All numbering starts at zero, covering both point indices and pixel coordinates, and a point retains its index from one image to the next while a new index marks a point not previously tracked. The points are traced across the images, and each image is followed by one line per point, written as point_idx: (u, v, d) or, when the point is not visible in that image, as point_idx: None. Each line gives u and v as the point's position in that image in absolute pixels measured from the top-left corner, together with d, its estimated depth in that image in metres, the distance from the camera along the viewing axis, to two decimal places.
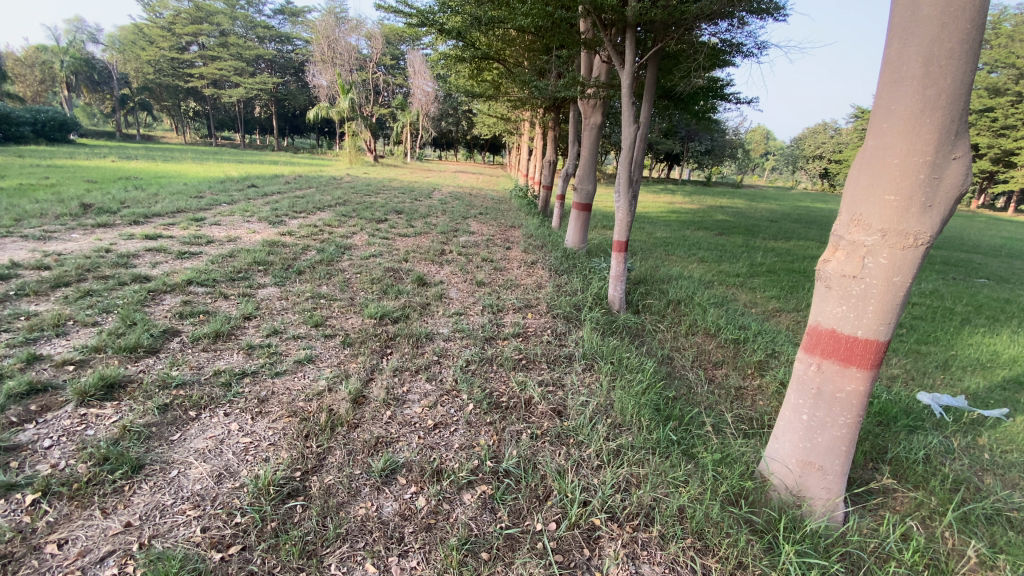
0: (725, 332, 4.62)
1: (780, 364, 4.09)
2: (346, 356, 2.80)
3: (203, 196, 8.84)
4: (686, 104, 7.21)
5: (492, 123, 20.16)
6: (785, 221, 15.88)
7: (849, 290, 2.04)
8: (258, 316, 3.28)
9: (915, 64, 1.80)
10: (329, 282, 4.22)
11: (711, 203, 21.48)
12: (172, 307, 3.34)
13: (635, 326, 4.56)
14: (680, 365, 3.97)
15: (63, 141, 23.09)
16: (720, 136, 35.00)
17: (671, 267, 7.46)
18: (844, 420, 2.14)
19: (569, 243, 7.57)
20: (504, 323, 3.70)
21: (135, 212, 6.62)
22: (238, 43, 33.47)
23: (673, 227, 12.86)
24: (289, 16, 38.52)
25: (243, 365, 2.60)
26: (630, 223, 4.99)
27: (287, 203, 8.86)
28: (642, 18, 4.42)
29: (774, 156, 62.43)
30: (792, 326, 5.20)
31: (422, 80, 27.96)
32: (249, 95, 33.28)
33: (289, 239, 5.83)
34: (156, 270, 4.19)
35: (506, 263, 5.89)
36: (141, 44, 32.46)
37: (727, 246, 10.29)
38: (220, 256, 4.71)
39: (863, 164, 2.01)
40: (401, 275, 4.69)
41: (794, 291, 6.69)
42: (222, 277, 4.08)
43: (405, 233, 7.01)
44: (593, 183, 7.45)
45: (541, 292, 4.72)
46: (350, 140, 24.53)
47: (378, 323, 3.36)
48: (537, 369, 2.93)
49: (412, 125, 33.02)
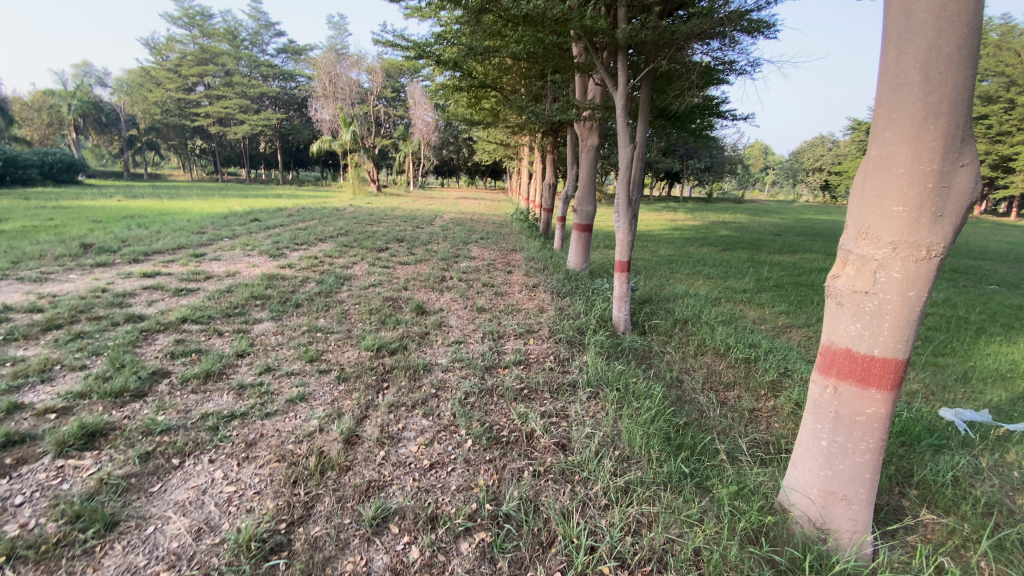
0: (735, 351, 4.48)
1: (793, 383, 3.92)
2: (341, 393, 2.69)
3: (205, 232, 8.90)
4: (682, 123, 7.20)
5: (492, 150, 20.40)
6: (788, 235, 15.78)
7: (862, 307, 1.93)
8: (252, 353, 3.20)
9: (913, 71, 1.73)
10: (326, 314, 4.14)
11: (713, 219, 21.50)
12: (164, 348, 3.27)
13: (641, 348, 4.43)
14: (689, 388, 3.83)
15: (72, 182, 23.58)
16: (718, 153, 35.29)
17: (675, 285, 7.35)
18: (866, 446, 2.01)
19: (571, 265, 7.49)
20: (505, 350, 3.60)
21: (136, 250, 6.64)
22: (243, 82, 34.39)
23: (676, 244, 12.79)
24: (292, 55, 39.64)
25: (233, 406, 2.50)
26: (631, 243, 4.91)
27: (288, 235, 8.89)
28: (632, 40, 4.42)
29: (774, 170, 62.74)
30: (804, 343, 5.04)
31: (422, 111, 28.51)
32: (253, 131, 34.10)
33: (289, 272, 5.79)
34: (150, 309, 4.14)
35: (508, 287, 5.81)
36: (149, 87, 33.43)
37: (732, 261, 10.18)
38: (217, 292, 4.66)
39: (866, 175, 1.92)
40: (400, 304, 4.61)
41: (802, 305, 6.55)
42: (217, 313, 4.02)
43: (406, 261, 6.97)
44: (593, 204, 7.41)
45: (543, 316, 4.62)
46: (353, 171, 24.91)
47: (375, 355, 3.25)
48: (540, 399, 2.81)
49: (413, 154, 33.55)
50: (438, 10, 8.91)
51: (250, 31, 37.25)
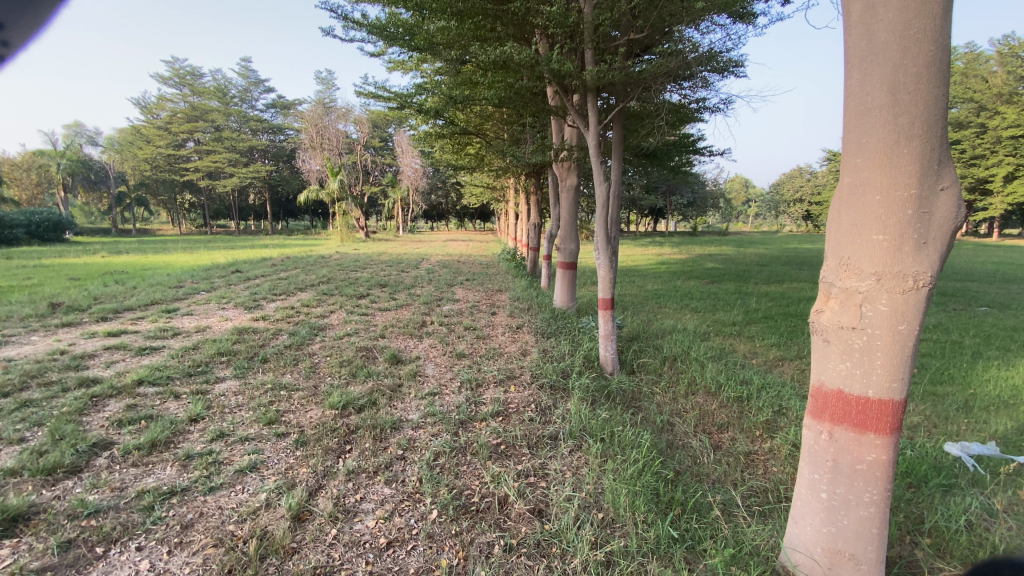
0: (726, 389, 4.29)
1: (789, 422, 3.72)
2: (297, 461, 2.46)
3: (182, 286, 8.69)
4: (660, 160, 7.27)
5: (478, 194, 20.66)
6: (774, 265, 15.88)
7: (850, 343, 1.78)
8: (207, 417, 2.95)
9: (880, 94, 1.66)
10: (294, 370, 3.91)
11: (700, 252, 21.67)
12: (112, 414, 3.02)
13: (629, 390, 4.24)
14: (681, 433, 3.61)
15: (57, 240, 23.38)
16: (701, 188, 36.10)
17: (663, 321, 7.21)
18: (870, 497, 1.82)
19: (557, 304, 7.34)
20: (483, 400, 3.39)
21: (105, 308, 6.41)
22: (232, 137, 35.04)
23: (664, 278, 12.76)
24: (281, 109, 40.62)
25: (175, 481, 2.25)
26: (613, 280, 4.81)
27: (268, 286, 8.72)
28: (601, 80, 4.45)
29: (756, 202, 64.25)
30: (797, 377, 4.86)
31: (409, 158, 29.04)
32: (242, 183, 34.42)
33: (262, 324, 5.59)
34: (108, 371, 3.89)
35: (490, 329, 5.63)
36: (139, 144, 33.90)
37: (720, 294, 10.11)
38: (182, 350, 4.43)
39: (842, 202, 1.82)
40: (375, 354, 4.40)
41: (793, 337, 6.41)
42: (178, 373, 3.78)
43: (386, 307, 6.79)
44: (576, 242, 7.36)
45: (525, 359, 4.42)
46: (341, 219, 25.05)
47: (340, 415, 3.03)
48: (517, 456, 2.59)
49: (401, 199, 33.95)
50: (419, 63, 9.18)
51: (239, 88, 38.33)
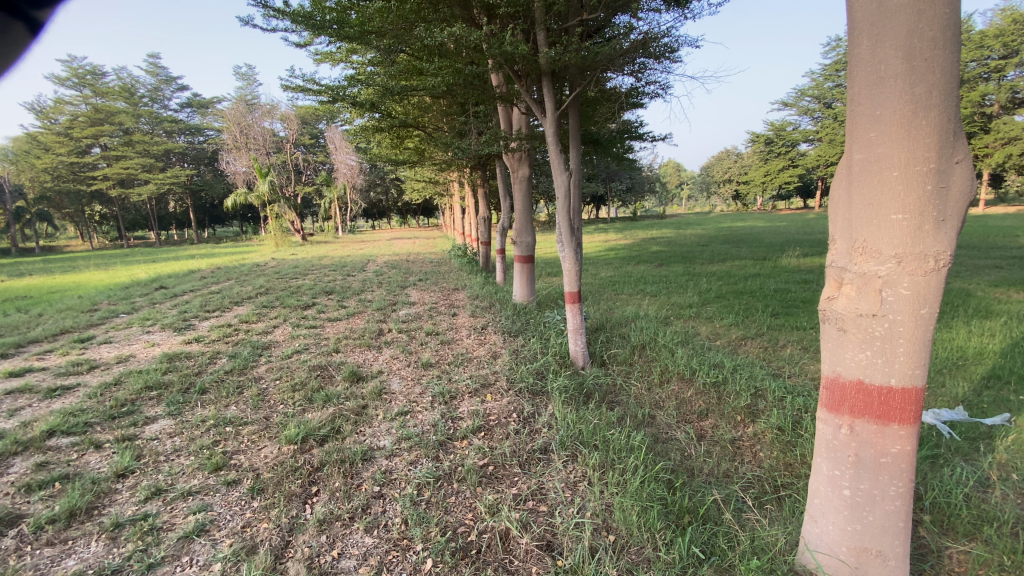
0: (702, 374, 4.22)
1: (768, 404, 3.69)
2: (255, 514, 2.10)
3: (98, 309, 7.70)
4: (606, 147, 7.22)
5: (421, 189, 20.08)
6: (714, 244, 16.49)
7: (870, 331, 1.66)
8: (139, 470, 2.49)
9: (895, 61, 1.53)
10: (240, 401, 3.45)
11: (643, 236, 22.24)
12: (17, 478, 2.43)
13: (606, 384, 4.10)
14: (664, 425, 3.49)
15: None
16: (638, 173, 37.07)
17: (624, 308, 7.16)
18: (896, 491, 1.71)
19: (517, 299, 7.11)
20: (459, 414, 3.10)
21: (3, 342, 5.50)
22: (144, 140, 32.11)
23: (614, 264, 12.86)
24: (198, 108, 37.69)
25: (102, 561, 1.81)
26: (578, 272, 4.62)
27: (200, 302, 7.92)
28: (556, 64, 4.21)
29: (688, 185, 67.12)
30: (763, 355, 4.91)
31: (344, 155, 27.75)
32: (160, 190, 31.71)
33: (196, 348, 4.98)
34: (9, 420, 3.24)
35: (454, 332, 5.33)
36: (35, 153, 30.37)
37: (671, 276, 10.27)
38: (103, 387, 3.81)
39: (852, 180, 1.69)
40: (331, 372, 4.00)
41: (749, 315, 6.54)
42: (97, 417, 3.19)
43: (336, 317, 6.31)
44: (532, 235, 7.16)
45: (497, 363, 4.16)
46: (274, 222, 23.61)
47: (300, 450, 2.66)
48: (510, 478, 2.35)
49: (339, 199, 32.58)
50: (349, 55, 8.64)
51: (148, 88, 35.22)
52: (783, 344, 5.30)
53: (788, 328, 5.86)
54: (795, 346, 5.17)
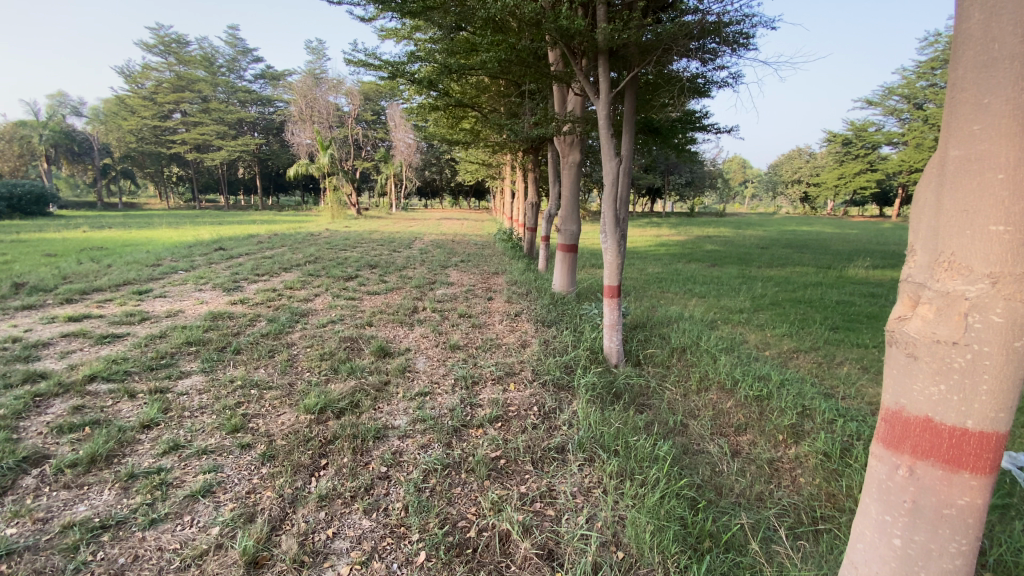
0: (744, 386, 3.93)
1: (815, 426, 3.38)
2: (261, 481, 2.09)
3: (161, 265, 8.16)
4: (664, 137, 6.86)
5: (474, 170, 20.04)
6: (775, 247, 15.56)
7: (947, 361, 1.41)
8: (163, 423, 2.55)
9: (1014, 38, 1.26)
10: (269, 364, 3.51)
11: (698, 234, 21.32)
12: (54, 419, 2.55)
13: (638, 386, 3.89)
14: (696, 436, 3.27)
15: (41, 214, 22.79)
16: (700, 168, 35.48)
17: (668, 307, 6.84)
18: (957, 548, 1.46)
19: (557, 288, 6.95)
20: (479, 401, 3.01)
21: (72, 288, 5.91)
22: (220, 108, 33.84)
23: (664, 261, 12.37)
24: (270, 80, 39.16)
25: (110, 510, 1.84)
26: (620, 265, 4.39)
27: (252, 266, 8.24)
28: (615, 41, 3.96)
29: (752, 183, 63.85)
30: (815, 371, 4.53)
31: (402, 133, 28.14)
32: (231, 157, 33.32)
33: (239, 309, 5.16)
34: (60, 362, 3.44)
35: (487, 316, 5.25)
36: (124, 115, 32.88)
37: (723, 278, 9.75)
38: (149, 338, 4.00)
39: (945, 182, 1.43)
40: (360, 345, 4.01)
41: (804, 327, 6.07)
42: (137, 367, 3.34)
43: (375, 290, 6.37)
44: (577, 223, 6.93)
45: (525, 352, 4.03)
46: (331, 195, 24.39)
47: (316, 421, 2.65)
48: (520, 475, 2.24)
49: (395, 176, 33.19)
50: (412, 32, 8.64)
51: (226, 58, 36.75)
52: (840, 361, 4.88)
53: (847, 344, 5.39)
54: (854, 365, 4.74)
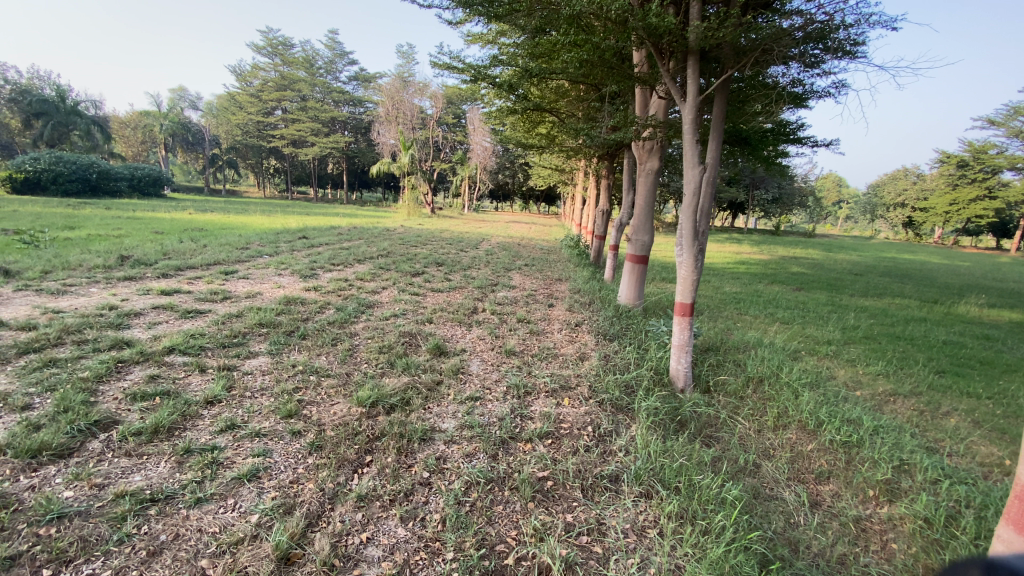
0: (829, 429, 3.49)
1: (914, 485, 2.91)
2: (305, 471, 2.08)
3: (249, 248, 8.77)
4: (752, 148, 6.38)
5: (547, 175, 19.93)
6: (871, 275, 14.13)
7: None
8: (224, 400, 2.64)
9: None
10: (330, 352, 3.58)
11: (782, 254, 19.86)
12: (130, 387, 2.73)
13: (704, 415, 3.58)
14: (768, 479, 2.93)
15: (156, 196, 25.59)
16: (788, 184, 33.17)
17: (744, 331, 6.33)
18: None
19: (622, 301, 6.67)
20: (530, 414, 2.87)
21: (170, 264, 6.45)
22: (316, 107, 36.24)
23: (741, 280, 11.60)
24: (362, 82, 41.34)
25: (161, 483, 1.91)
26: (695, 281, 4.06)
27: (328, 255, 8.63)
28: (707, 40, 3.67)
29: (847, 204, 58.85)
30: (916, 420, 3.95)
31: (480, 135, 28.65)
32: (322, 153, 35.56)
33: (310, 296, 5.37)
34: (146, 332, 3.71)
35: (547, 324, 5.10)
36: (234, 110, 36.37)
37: (809, 304, 8.94)
38: (226, 316, 4.23)
39: None
40: (418, 342, 4.00)
41: (904, 367, 5.37)
42: (211, 343, 3.53)
43: (439, 288, 6.42)
44: (649, 234, 6.60)
45: (583, 365, 3.84)
46: (408, 193, 25.36)
47: (366, 414, 2.63)
48: (566, 502, 2.07)
49: (469, 177, 33.86)
50: (497, 36, 8.71)
51: (325, 60, 39.08)
52: (947, 411, 4.23)
53: (956, 392, 4.69)
54: (965, 417, 4.10)
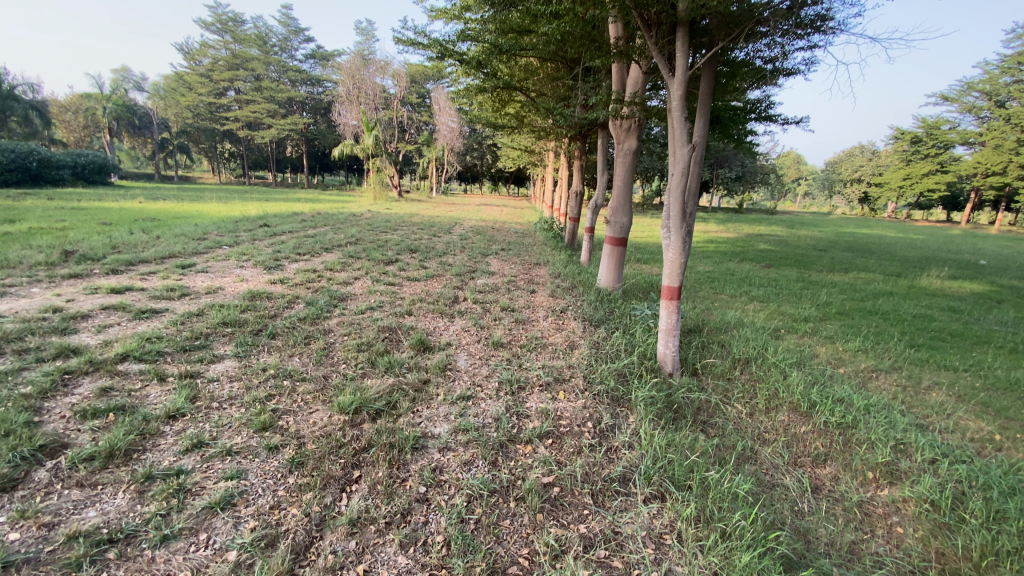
0: (823, 411, 3.46)
1: (914, 466, 2.90)
2: (287, 494, 1.85)
3: (207, 238, 8.22)
4: (725, 128, 6.32)
5: (517, 156, 19.58)
6: (836, 250, 14.52)
7: None
8: (189, 414, 2.37)
9: None
10: (304, 353, 3.31)
11: (750, 231, 20.22)
12: (78, 402, 2.41)
13: (699, 402, 3.49)
14: (769, 465, 2.87)
15: (102, 183, 24.02)
16: (752, 162, 33.77)
17: (725, 311, 6.33)
18: None
19: (602, 284, 6.55)
20: (526, 412, 2.71)
21: (119, 258, 5.93)
22: (272, 87, 34.48)
23: (714, 259, 11.71)
24: (320, 60, 39.47)
25: (120, 520, 1.65)
26: (684, 263, 3.93)
27: (294, 244, 8.18)
28: (697, 11, 3.48)
29: (807, 181, 60.58)
30: (901, 396, 4.00)
31: (447, 116, 27.89)
32: (280, 135, 34.05)
33: (278, 290, 5.02)
34: (95, 336, 3.34)
35: (530, 311, 4.93)
36: (183, 91, 34.31)
37: (781, 281, 9.07)
38: (186, 316, 3.88)
39: None
40: (399, 337, 3.75)
41: (880, 342, 5.47)
42: (171, 347, 3.19)
43: (415, 276, 6.14)
44: (628, 216, 6.46)
45: (574, 355, 3.70)
46: (374, 176, 24.59)
47: (350, 423, 2.40)
48: (577, 512, 1.93)
49: (437, 159, 33.05)
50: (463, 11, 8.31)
51: (279, 37, 37.07)
52: (927, 385, 4.31)
53: (932, 366, 4.79)
54: (946, 391, 4.18)
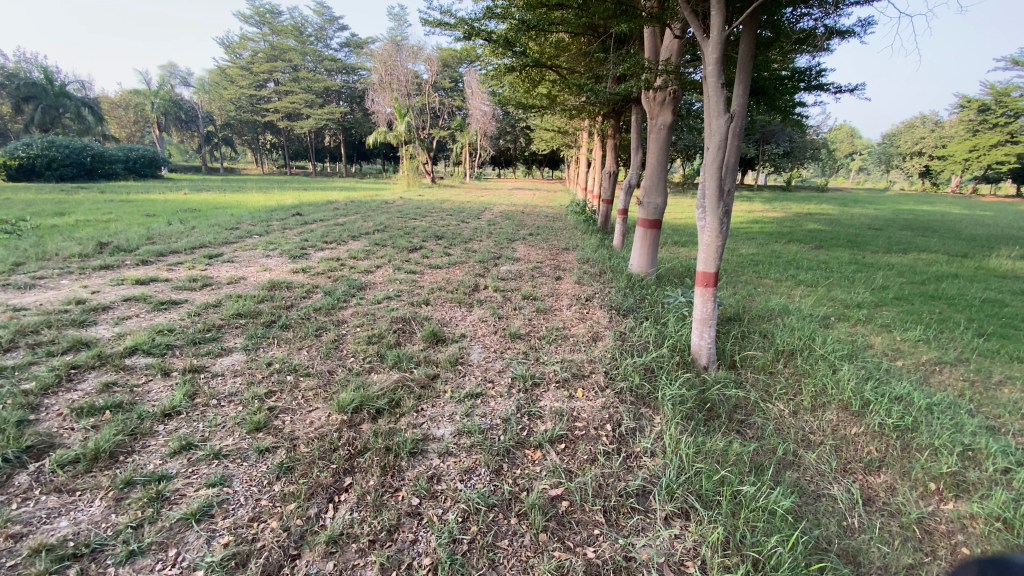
0: (878, 411, 3.08)
1: (984, 478, 2.52)
2: (269, 504, 1.72)
3: (239, 228, 8.34)
4: (768, 99, 5.76)
5: (550, 138, 19.06)
6: (893, 229, 13.46)
7: None
8: (185, 412, 2.28)
9: None
10: (313, 345, 3.20)
11: (798, 210, 19.07)
12: (79, 398, 2.38)
13: (736, 399, 3.17)
14: (814, 472, 2.56)
15: (152, 176, 25.08)
16: (801, 137, 31.81)
17: (768, 297, 5.88)
18: None
19: (634, 269, 6.21)
20: (539, 411, 2.50)
21: (151, 250, 6.04)
22: (309, 77, 34.96)
23: (757, 240, 11.05)
24: (355, 48, 39.66)
25: (91, 531, 1.56)
26: (721, 246, 3.57)
27: (322, 232, 8.18)
28: None
29: (862, 155, 56.82)
30: (969, 393, 3.54)
31: (479, 100, 27.52)
32: (320, 125, 34.57)
33: (298, 279, 4.96)
34: (111, 329, 3.34)
35: (554, 300, 4.68)
36: (225, 85, 35.32)
37: (831, 263, 8.42)
38: (202, 307, 3.85)
39: None
40: (412, 328, 3.59)
41: (944, 331, 4.92)
42: (181, 340, 3.15)
43: (437, 264, 5.98)
44: (663, 196, 6.06)
45: (596, 347, 3.44)
46: (408, 163, 24.61)
47: (348, 423, 2.26)
48: (585, 533, 1.71)
49: (470, 144, 32.78)
50: None
51: (314, 27, 37.43)
52: (999, 380, 3.82)
53: (1006, 358, 4.26)
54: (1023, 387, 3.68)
